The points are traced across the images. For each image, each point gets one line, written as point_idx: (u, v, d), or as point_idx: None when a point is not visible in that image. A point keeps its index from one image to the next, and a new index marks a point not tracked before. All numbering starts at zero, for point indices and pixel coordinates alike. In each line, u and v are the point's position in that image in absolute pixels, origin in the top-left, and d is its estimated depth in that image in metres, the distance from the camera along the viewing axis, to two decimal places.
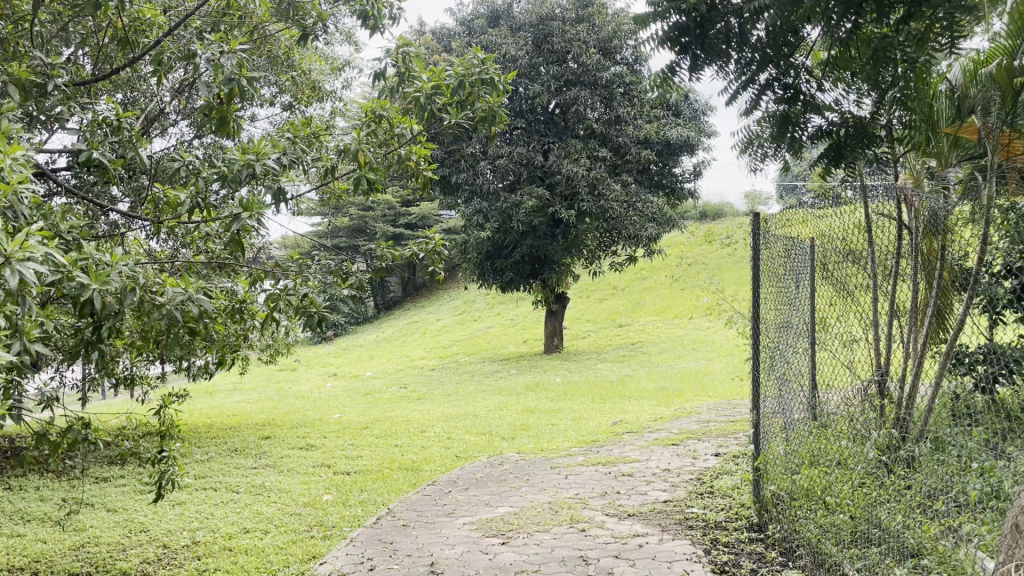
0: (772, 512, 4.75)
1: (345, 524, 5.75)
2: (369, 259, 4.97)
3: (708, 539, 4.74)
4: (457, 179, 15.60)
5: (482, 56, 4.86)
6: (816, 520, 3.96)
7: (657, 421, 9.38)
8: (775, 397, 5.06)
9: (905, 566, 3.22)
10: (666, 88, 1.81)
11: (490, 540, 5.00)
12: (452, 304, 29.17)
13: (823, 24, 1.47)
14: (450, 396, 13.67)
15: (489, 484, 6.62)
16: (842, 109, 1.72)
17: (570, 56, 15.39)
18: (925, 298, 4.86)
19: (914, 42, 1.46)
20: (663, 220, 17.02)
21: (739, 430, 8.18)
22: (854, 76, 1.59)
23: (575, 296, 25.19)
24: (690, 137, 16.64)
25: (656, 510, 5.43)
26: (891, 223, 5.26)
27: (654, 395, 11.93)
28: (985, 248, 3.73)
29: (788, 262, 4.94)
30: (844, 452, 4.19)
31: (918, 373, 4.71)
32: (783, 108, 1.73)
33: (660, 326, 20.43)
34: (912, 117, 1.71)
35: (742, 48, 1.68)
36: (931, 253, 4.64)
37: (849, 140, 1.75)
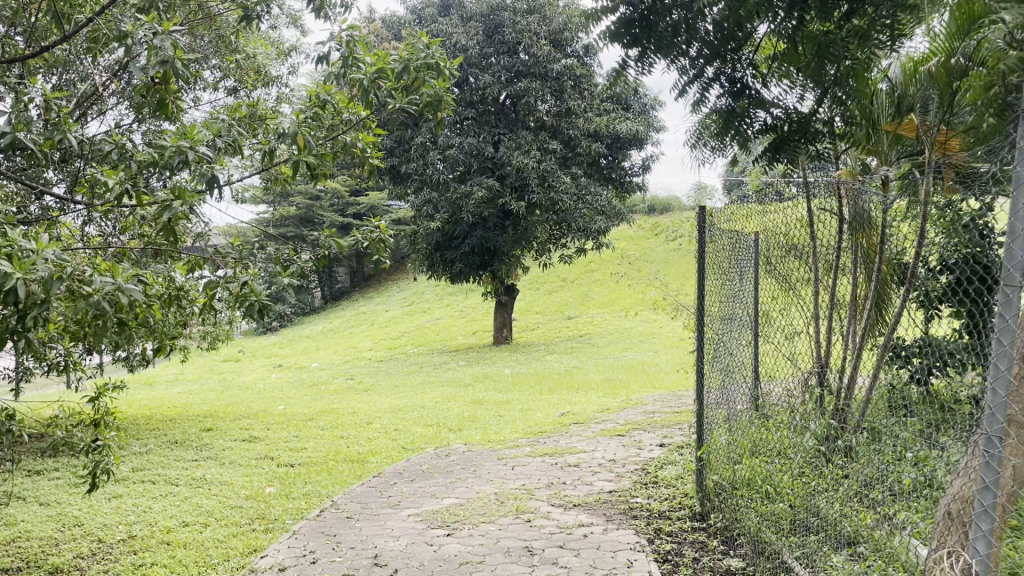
0: (713, 502, 4.84)
1: (287, 517, 5.68)
2: (312, 247, 4.89)
3: (652, 529, 4.79)
4: (406, 169, 15.46)
5: (427, 41, 4.83)
6: (757, 509, 4.05)
7: (604, 412, 9.46)
8: (718, 389, 5.14)
9: (841, 555, 3.30)
10: (615, 82, 1.87)
11: (435, 532, 4.98)
12: (401, 295, 29.03)
13: (771, 20, 1.61)
14: (398, 387, 13.57)
15: (436, 475, 6.58)
16: (785, 105, 1.76)
17: (521, 47, 15.40)
18: (864, 292, 5.05)
19: (855, 40, 1.54)
20: (611, 212, 17.15)
21: (683, 420, 8.32)
22: (799, 73, 1.64)
23: (525, 288, 25.25)
24: (639, 132, 16.84)
25: (601, 501, 5.46)
26: (832, 219, 5.39)
27: (601, 386, 12.00)
28: (922, 244, 3.82)
29: (732, 256, 4.99)
30: (784, 442, 4.27)
31: (857, 366, 4.85)
32: (731, 103, 1.80)
33: (608, 319, 20.58)
34: (854, 118, 1.74)
35: (689, 41, 1.74)
36: (871, 249, 4.78)
37: (791, 136, 1.77)
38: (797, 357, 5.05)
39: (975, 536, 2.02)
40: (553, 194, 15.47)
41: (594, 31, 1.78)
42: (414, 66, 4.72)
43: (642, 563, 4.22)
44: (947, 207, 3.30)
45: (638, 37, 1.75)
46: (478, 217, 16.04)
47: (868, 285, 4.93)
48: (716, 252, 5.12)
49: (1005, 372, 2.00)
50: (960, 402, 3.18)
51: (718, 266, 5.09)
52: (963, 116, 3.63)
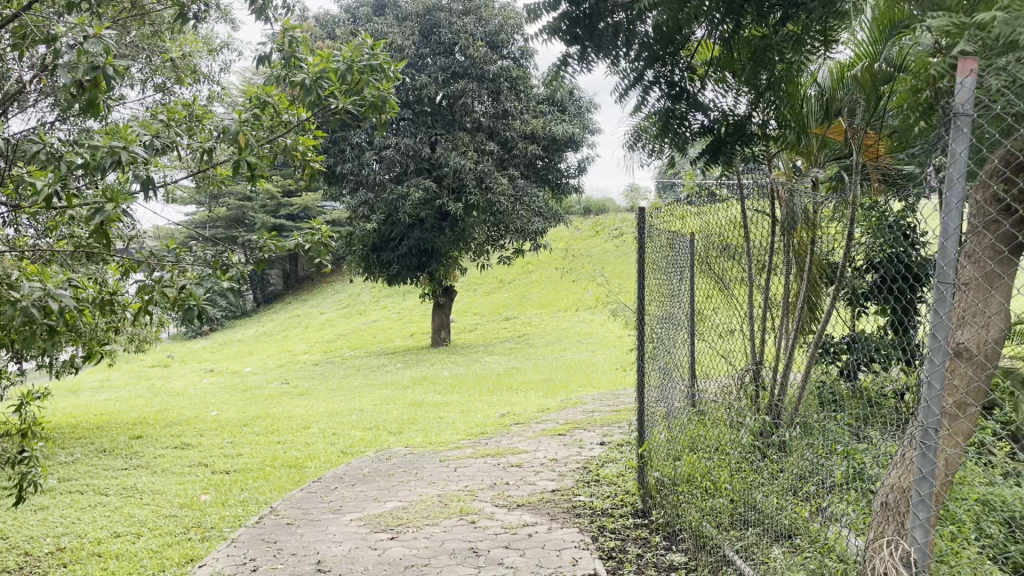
0: (655, 498, 4.91)
1: (224, 525, 5.55)
2: (250, 249, 4.80)
3: (595, 527, 4.85)
4: (341, 170, 15.24)
5: (370, 43, 4.81)
6: (699, 504, 4.13)
7: (544, 412, 9.51)
8: (658, 387, 5.21)
9: (781, 547, 3.38)
10: (563, 72, 2.53)
11: (379, 536, 4.92)
12: (337, 298, 28.65)
13: (710, 20, 2.29)
14: (335, 391, 13.38)
15: (377, 479, 6.51)
16: (718, 107, 2.69)
17: (457, 48, 15.36)
18: (796, 292, 5.18)
19: (789, 43, 2.33)
20: (548, 213, 17.27)
21: (623, 419, 8.41)
22: (732, 78, 2.55)
23: (462, 289, 25.21)
24: (575, 134, 16.97)
25: (544, 500, 5.49)
26: (765, 220, 5.52)
27: (541, 386, 12.07)
28: (851, 244, 3.96)
29: (670, 256, 5.07)
30: (723, 438, 4.35)
31: (790, 363, 4.97)
32: (672, 101, 2.63)
33: (545, 320, 20.70)
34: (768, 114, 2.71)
35: (626, 44, 2.42)
36: (801, 249, 4.91)
37: (726, 131, 2.73)
38: (732, 355, 5.15)
39: (913, 525, 2.10)
40: (491, 195, 15.50)
41: (540, 28, 2.39)
42: (357, 67, 4.68)
43: (587, 560, 4.26)
44: (876, 209, 3.41)
45: (583, 35, 2.41)
46: (415, 218, 15.95)
47: (799, 284, 5.07)
48: (654, 252, 5.19)
49: (941, 363, 2.04)
50: (889, 396, 3.29)
51: (656, 266, 5.17)
52: (890, 119, 3.78)
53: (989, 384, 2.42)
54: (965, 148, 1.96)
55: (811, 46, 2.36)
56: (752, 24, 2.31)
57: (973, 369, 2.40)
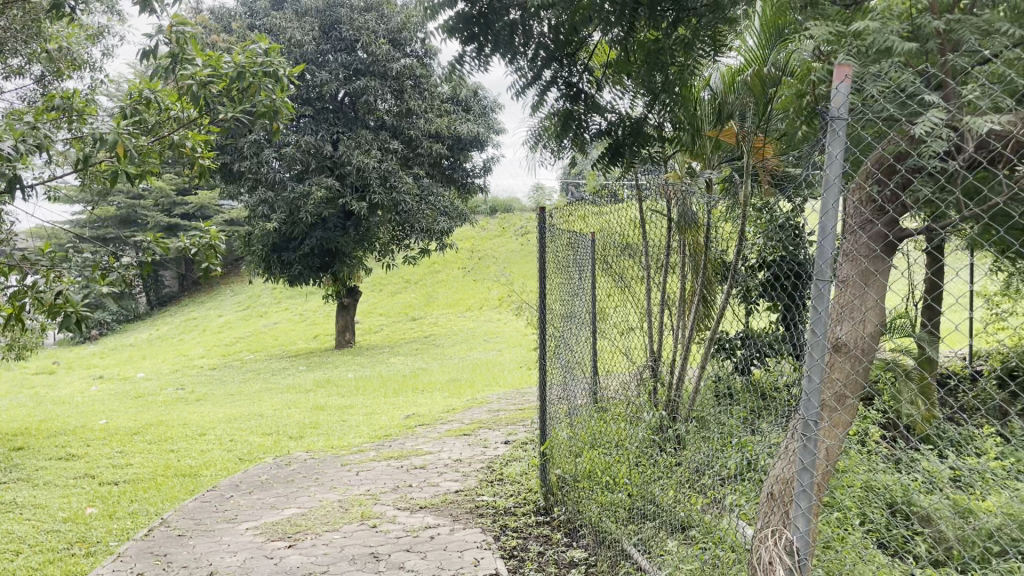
0: (556, 495, 4.96)
1: (111, 539, 5.30)
2: (136, 250, 4.60)
3: (498, 526, 4.86)
4: (239, 168, 14.77)
5: (264, 45, 4.79)
6: (598, 499, 4.20)
7: (449, 412, 9.50)
8: (560, 385, 5.23)
9: (675, 539, 3.46)
10: (460, 72, 2.59)
11: (275, 544, 4.79)
12: (236, 300, 27.80)
13: (605, 25, 2.40)
14: (234, 396, 12.97)
15: (276, 486, 6.34)
16: (617, 111, 2.83)
17: (358, 45, 15.14)
18: (692, 289, 5.31)
19: (680, 47, 2.46)
20: (454, 213, 17.22)
21: (527, 417, 8.46)
22: (629, 81, 2.67)
23: (367, 290, 24.89)
24: (480, 133, 16.97)
25: (447, 501, 5.46)
26: (662, 220, 5.63)
27: (447, 386, 12.03)
28: (744, 244, 4.08)
29: (571, 255, 5.09)
30: (622, 434, 4.40)
31: (687, 359, 5.09)
32: (569, 102, 2.77)
33: (452, 320, 20.62)
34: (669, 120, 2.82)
35: (523, 42, 2.54)
36: (696, 249, 5.04)
37: (625, 135, 2.87)
38: (632, 351, 5.23)
39: (795, 514, 2.18)
40: (396, 194, 15.35)
41: (439, 24, 2.47)
42: (249, 71, 4.65)
43: (488, 560, 4.27)
44: (764, 210, 3.53)
45: (479, 33, 2.48)
46: (317, 217, 15.64)
47: (694, 282, 5.20)
48: (557, 251, 5.20)
49: (819, 359, 2.11)
50: (779, 390, 3.38)
51: (558, 265, 5.20)
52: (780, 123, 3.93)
53: (867, 377, 2.52)
54: (840, 152, 1.99)
55: (701, 51, 2.48)
56: (646, 27, 2.43)
57: (851, 363, 2.50)
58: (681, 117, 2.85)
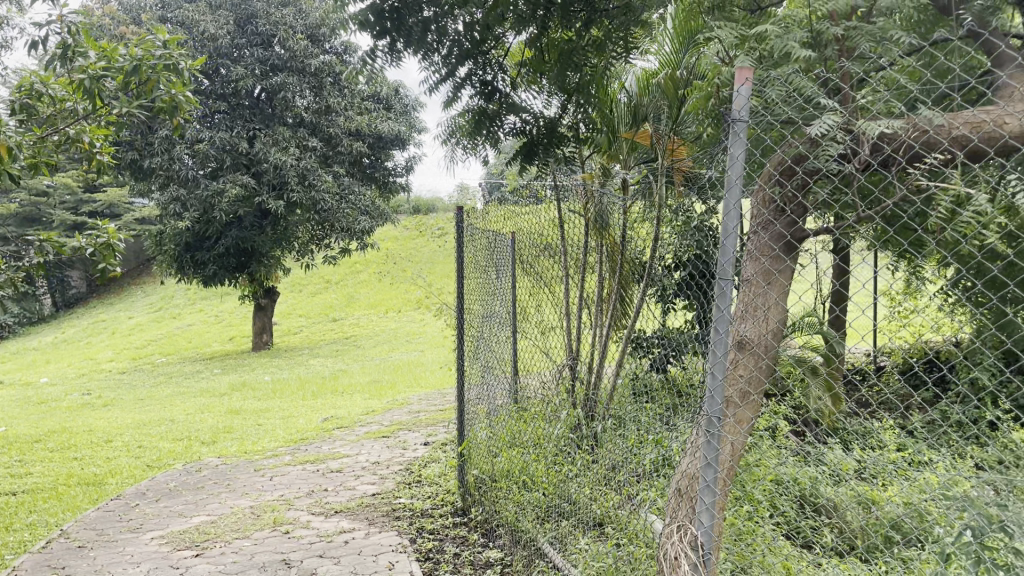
0: (473, 496, 4.95)
1: (5, 553, 5.03)
2: (30, 248, 4.38)
3: (414, 528, 4.82)
4: (149, 164, 14.26)
5: (166, 37, 4.64)
6: (515, 499, 4.20)
7: (369, 414, 9.39)
8: (478, 385, 5.21)
9: (588, 536, 3.48)
10: (371, 65, 2.62)
11: (182, 553, 4.64)
12: (148, 301, 26.84)
13: (519, 24, 2.54)
14: (144, 400, 12.52)
15: (185, 493, 6.14)
16: (531, 110, 2.93)
17: (275, 40, 14.85)
18: (609, 288, 5.36)
19: (592, 49, 2.72)
20: (375, 212, 17.05)
21: (447, 418, 8.42)
22: (544, 79, 2.84)
23: (286, 290, 24.42)
24: (401, 132, 16.84)
25: (363, 504, 5.39)
26: (580, 220, 5.68)
27: (367, 388, 11.88)
28: (658, 243, 4.13)
29: (490, 255, 5.07)
30: (539, 432, 4.42)
31: (604, 357, 5.13)
32: (484, 100, 2.83)
33: (373, 321, 20.40)
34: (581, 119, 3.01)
35: (438, 40, 2.58)
36: (613, 249, 5.09)
37: (541, 135, 2.97)
38: (551, 350, 5.24)
39: (700, 509, 2.21)
40: (315, 193, 15.11)
41: (352, 15, 2.47)
42: (148, 65, 4.46)
43: (403, 564, 4.23)
44: (676, 209, 3.58)
45: (391, 28, 2.51)
46: (233, 216, 15.24)
47: (611, 281, 5.26)
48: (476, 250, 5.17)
49: (723, 355, 2.16)
50: (691, 387, 3.43)
51: (477, 264, 5.18)
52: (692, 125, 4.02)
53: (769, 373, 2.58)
54: (741, 153, 2.04)
55: (615, 52, 2.75)
56: (560, 28, 2.64)
57: (754, 360, 2.56)
58: (591, 115, 3.01)
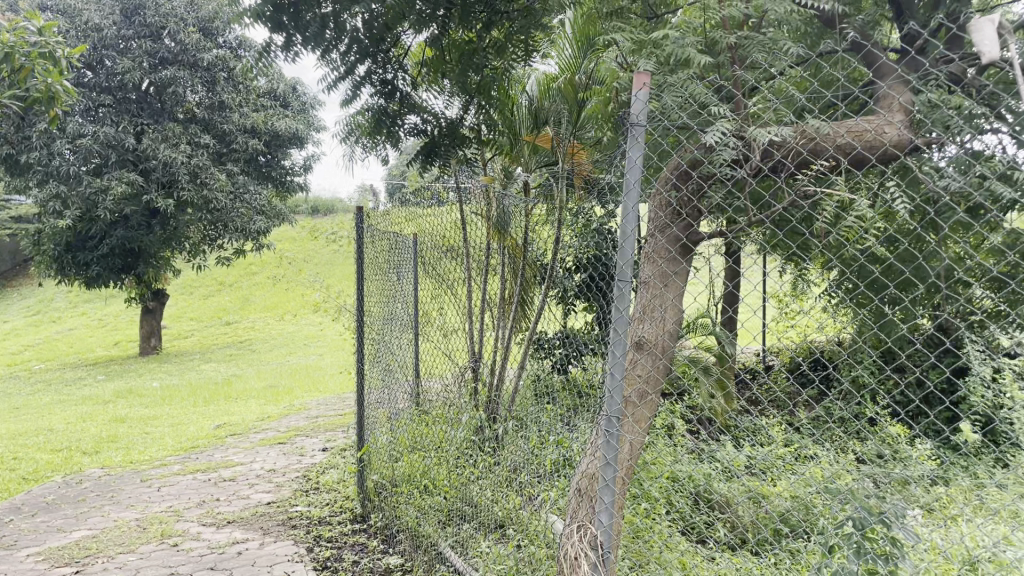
0: (373, 502, 4.87)
1: None
2: None
3: (311, 537, 4.70)
4: (26, 159, 13.41)
5: (44, 24, 4.38)
6: (416, 504, 4.16)
7: (264, 420, 9.12)
8: (378, 389, 5.12)
9: (490, 539, 3.47)
10: (267, 59, 2.52)
11: (60, 571, 4.37)
12: (23, 304, 25.26)
13: (423, 25, 2.52)
14: (19, 410, 11.76)
15: (64, 507, 5.80)
16: (434, 112, 3.09)
17: (165, 33, 14.25)
18: (511, 291, 5.35)
19: (494, 50, 2.78)
20: (271, 212, 16.62)
21: (346, 423, 8.27)
22: (445, 78, 2.89)
23: (176, 293, 23.48)
24: (298, 130, 16.50)
25: (258, 513, 5.23)
26: (482, 223, 5.66)
27: (263, 393, 11.54)
28: (560, 246, 4.15)
29: (391, 257, 4.99)
30: (440, 435, 4.38)
31: (506, 359, 5.12)
32: (384, 98, 2.84)
33: (270, 324, 19.87)
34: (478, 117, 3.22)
35: (337, 36, 2.47)
36: (515, 251, 5.09)
37: (442, 138, 3.18)
38: (454, 352, 5.20)
39: (599, 507, 2.23)
40: (208, 192, 14.60)
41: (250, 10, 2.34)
42: (23, 52, 4.20)
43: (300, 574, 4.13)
44: (577, 212, 3.62)
45: (288, 24, 2.39)
46: (118, 215, 14.53)
47: (513, 283, 5.27)
48: (377, 253, 5.09)
49: (621, 355, 2.18)
50: (593, 388, 3.45)
51: (378, 266, 5.10)
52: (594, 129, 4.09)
53: (667, 373, 2.63)
54: (639, 157, 2.07)
55: (514, 53, 2.86)
56: (463, 30, 2.66)
57: (652, 359, 2.60)
58: (490, 115, 3.28)
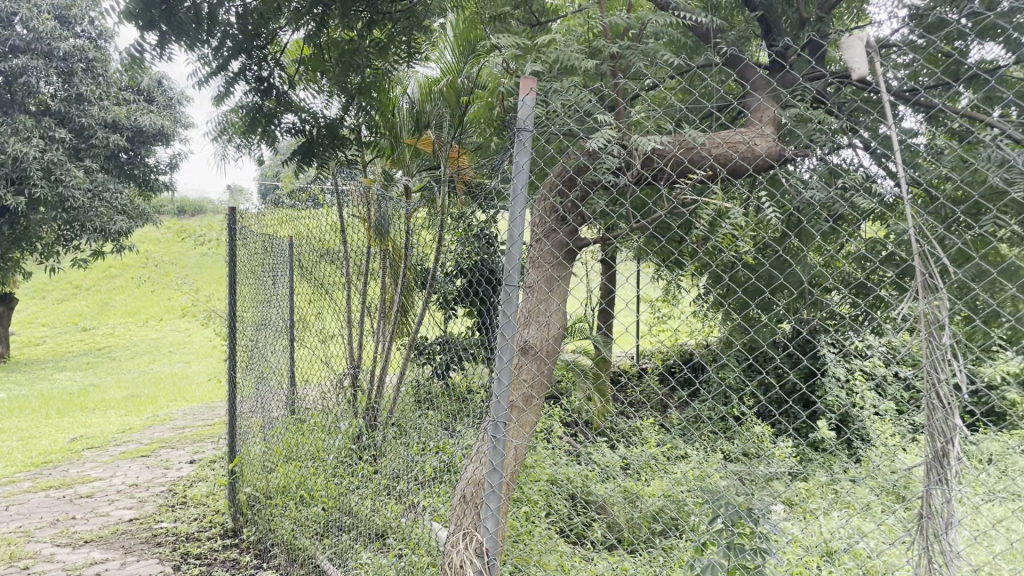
0: (246, 515, 4.69)
1: None
2: None
3: (178, 554, 4.47)
4: None
5: None
6: (292, 515, 4.04)
7: (125, 431, 8.62)
8: (251, 397, 4.93)
9: (370, 550, 3.39)
10: (134, 58, 2.43)
11: None
12: None
13: (298, 20, 2.59)
14: None
15: None
16: (312, 111, 2.91)
17: (16, 18, 13.25)
18: (392, 295, 5.25)
19: (375, 49, 2.77)
20: (133, 212, 15.77)
21: (215, 433, 7.93)
22: (324, 76, 2.80)
23: (25, 297, 21.87)
24: (164, 127, 15.76)
25: (119, 531, 4.92)
26: (362, 226, 5.54)
27: (124, 403, 10.90)
28: (441, 250, 4.12)
29: (265, 260, 4.81)
30: (317, 444, 4.26)
31: (387, 364, 5.03)
32: (260, 96, 2.76)
33: (131, 330, 18.83)
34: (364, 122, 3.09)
35: (210, 31, 2.44)
36: (396, 255, 5.01)
37: (321, 140, 2.96)
38: (332, 358, 5.05)
39: (485, 514, 2.22)
40: (64, 189, 13.69)
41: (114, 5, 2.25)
42: None
43: None
44: (459, 217, 3.60)
45: (158, 19, 2.31)
46: None
47: (394, 287, 5.17)
48: (250, 256, 4.90)
49: (508, 360, 2.17)
50: (475, 393, 3.43)
51: (252, 270, 4.91)
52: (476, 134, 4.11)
53: (550, 378, 2.67)
54: (527, 163, 2.07)
55: (395, 55, 2.88)
56: (341, 27, 2.68)
57: (536, 364, 2.63)
58: (371, 118, 3.08)
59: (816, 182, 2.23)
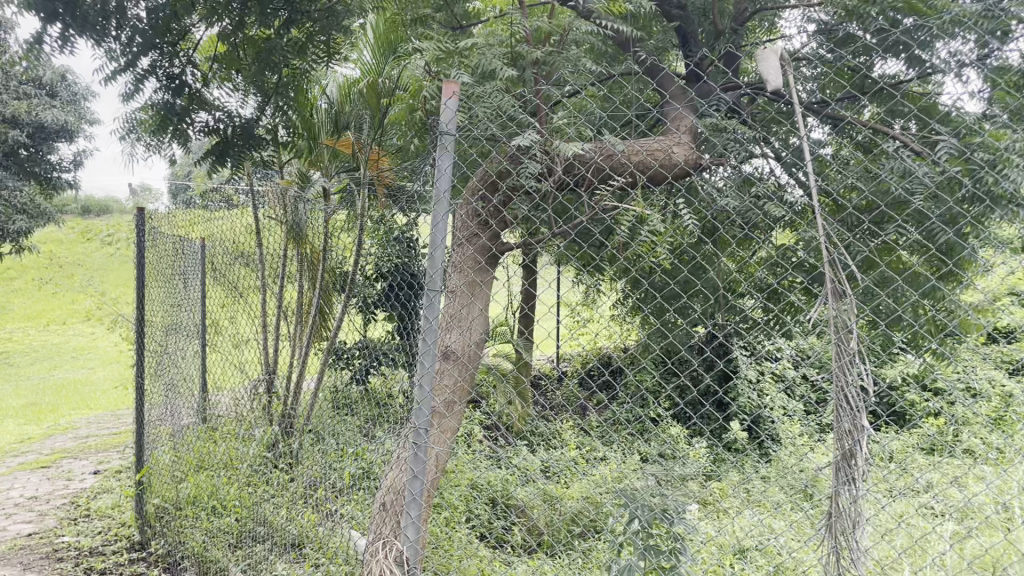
0: (154, 527, 4.51)
1: None
2: None
3: (81, 570, 4.27)
4: None
5: None
6: (203, 526, 3.90)
7: (24, 442, 8.20)
8: (161, 405, 4.74)
9: (285, 559, 3.31)
10: (39, 48, 2.65)
11: None
12: None
13: (212, 18, 2.75)
14: None
15: None
16: (226, 110, 3.00)
17: None
18: (309, 299, 5.12)
19: (292, 49, 2.92)
20: (34, 211, 15.06)
21: (122, 442, 7.61)
22: (238, 76, 2.97)
23: None
24: (68, 123, 15.10)
25: (16, 547, 4.67)
26: (278, 228, 5.40)
27: (22, 412, 10.37)
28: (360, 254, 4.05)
29: (175, 263, 4.64)
30: (231, 452, 4.13)
31: (303, 370, 4.90)
32: (171, 95, 2.89)
33: (31, 335, 17.93)
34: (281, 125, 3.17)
35: (119, 27, 2.68)
36: (314, 258, 4.89)
37: (235, 138, 3.03)
38: (246, 363, 4.89)
39: (406, 523, 2.20)
40: None
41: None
42: None
43: None
44: (379, 221, 3.56)
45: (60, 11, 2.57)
46: None
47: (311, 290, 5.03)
48: (160, 259, 4.73)
49: (430, 366, 2.15)
50: (395, 399, 3.38)
51: (162, 273, 4.73)
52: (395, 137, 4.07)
53: (472, 383, 2.66)
54: (450, 167, 2.05)
55: (314, 57, 3.00)
56: (257, 27, 2.87)
57: (459, 370, 2.62)
58: (289, 121, 3.16)
59: (730, 191, 2.30)
